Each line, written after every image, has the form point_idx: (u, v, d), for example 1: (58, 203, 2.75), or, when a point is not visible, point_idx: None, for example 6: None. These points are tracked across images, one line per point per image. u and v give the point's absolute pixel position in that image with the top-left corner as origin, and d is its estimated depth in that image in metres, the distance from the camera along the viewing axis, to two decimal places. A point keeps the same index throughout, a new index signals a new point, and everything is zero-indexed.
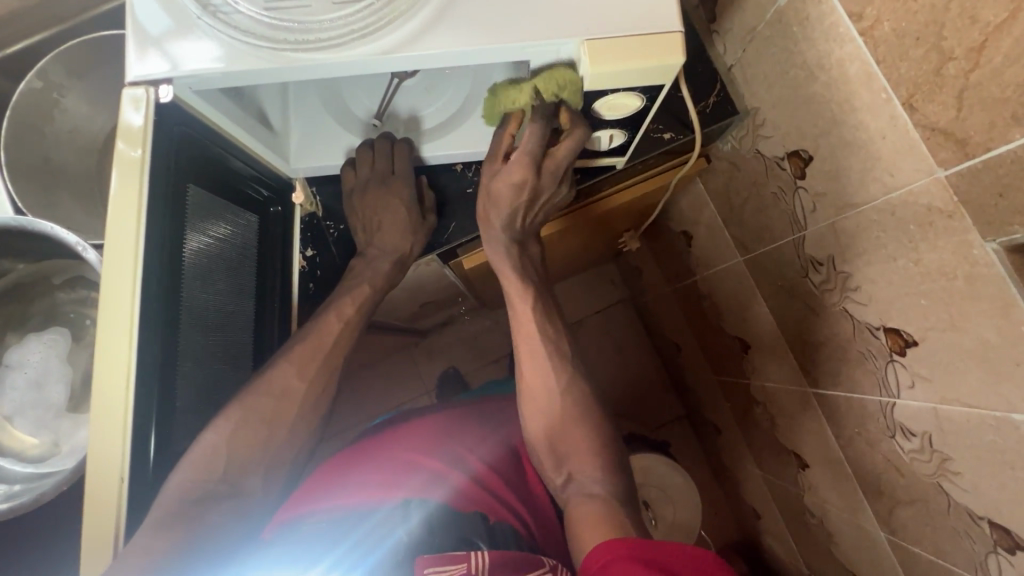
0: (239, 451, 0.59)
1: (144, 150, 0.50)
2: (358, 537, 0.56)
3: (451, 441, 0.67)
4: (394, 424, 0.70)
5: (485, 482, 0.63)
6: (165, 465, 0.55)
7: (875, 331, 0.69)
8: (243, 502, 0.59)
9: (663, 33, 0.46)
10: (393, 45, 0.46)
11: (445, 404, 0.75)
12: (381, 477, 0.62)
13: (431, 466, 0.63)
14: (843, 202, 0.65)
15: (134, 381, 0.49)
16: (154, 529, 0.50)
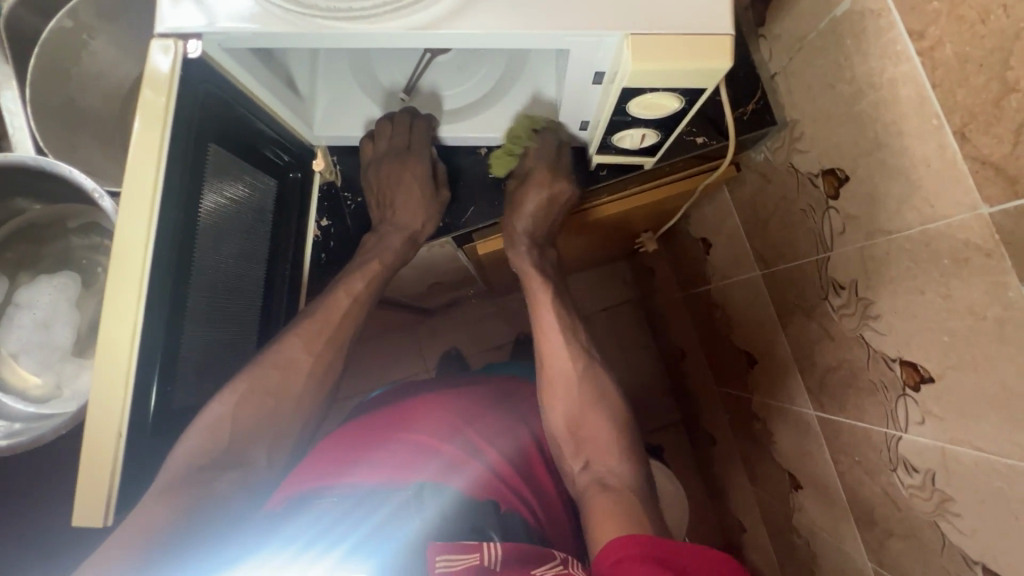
0: (236, 424, 0.59)
1: (168, 98, 0.48)
2: (373, 525, 0.52)
3: (469, 427, 0.66)
4: (400, 406, 0.70)
5: (504, 474, 0.62)
6: (162, 419, 0.54)
7: (890, 363, 0.67)
8: (249, 471, 0.60)
9: (711, 37, 0.43)
10: (430, 21, 0.44)
11: (468, 383, 0.75)
12: (395, 460, 0.61)
13: (450, 451, 0.62)
14: (874, 228, 0.63)
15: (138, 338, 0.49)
16: (154, 505, 0.52)
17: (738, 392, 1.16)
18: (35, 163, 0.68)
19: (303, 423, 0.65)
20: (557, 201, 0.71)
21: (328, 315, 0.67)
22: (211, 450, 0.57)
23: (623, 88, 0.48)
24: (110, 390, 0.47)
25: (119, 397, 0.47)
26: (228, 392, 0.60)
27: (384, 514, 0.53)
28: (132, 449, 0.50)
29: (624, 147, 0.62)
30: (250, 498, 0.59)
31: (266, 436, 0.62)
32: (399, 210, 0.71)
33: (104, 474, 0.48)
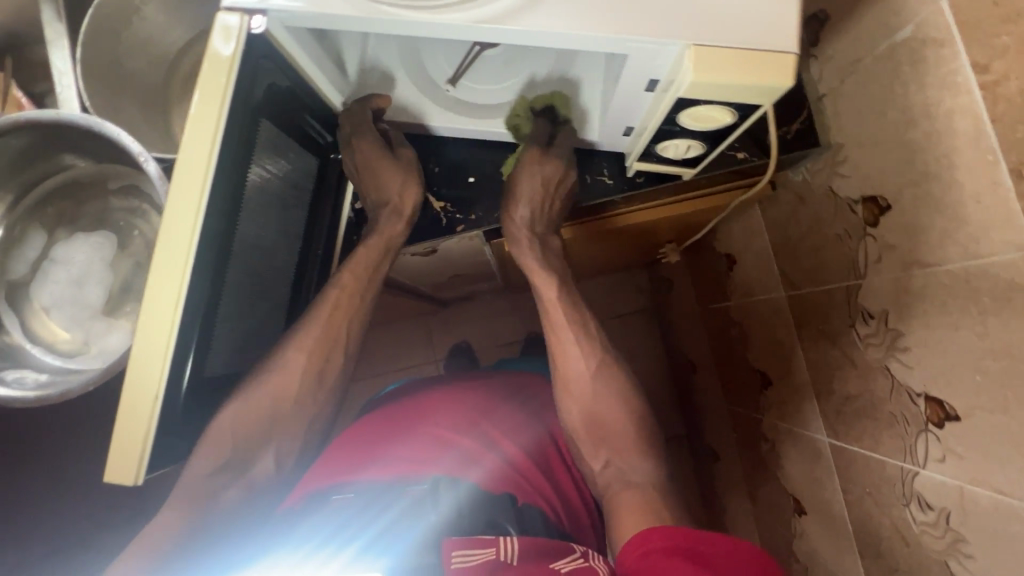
0: (242, 432, 0.58)
1: (233, 61, 0.47)
2: (384, 524, 0.51)
3: (484, 420, 0.67)
4: (408, 404, 0.70)
5: (519, 465, 0.63)
6: (202, 384, 0.51)
7: (915, 397, 0.66)
8: (262, 474, 0.60)
9: (777, 54, 0.43)
10: (496, 15, 0.44)
11: (478, 375, 0.76)
12: (411, 457, 0.61)
13: (466, 445, 0.63)
14: (913, 260, 0.62)
15: (195, 299, 0.46)
16: (173, 514, 0.55)
17: (749, 412, 1.15)
18: (85, 121, 0.62)
19: (314, 419, 0.64)
20: (554, 184, 0.69)
21: (354, 297, 0.67)
22: (220, 456, 0.57)
23: (677, 98, 0.48)
24: (145, 358, 0.44)
25: (156, 366, 0.44)
26: (240, 399, 0.59)
27: (397, 511, 0.53)
28: (179, 417, 0.48)
29: (667, 156, 0.62)
30: (261, 503, 0.59)
31: (275, 438, 0.61)
32: (380, 190, 0.69)
33: (134, 455, 0.44)
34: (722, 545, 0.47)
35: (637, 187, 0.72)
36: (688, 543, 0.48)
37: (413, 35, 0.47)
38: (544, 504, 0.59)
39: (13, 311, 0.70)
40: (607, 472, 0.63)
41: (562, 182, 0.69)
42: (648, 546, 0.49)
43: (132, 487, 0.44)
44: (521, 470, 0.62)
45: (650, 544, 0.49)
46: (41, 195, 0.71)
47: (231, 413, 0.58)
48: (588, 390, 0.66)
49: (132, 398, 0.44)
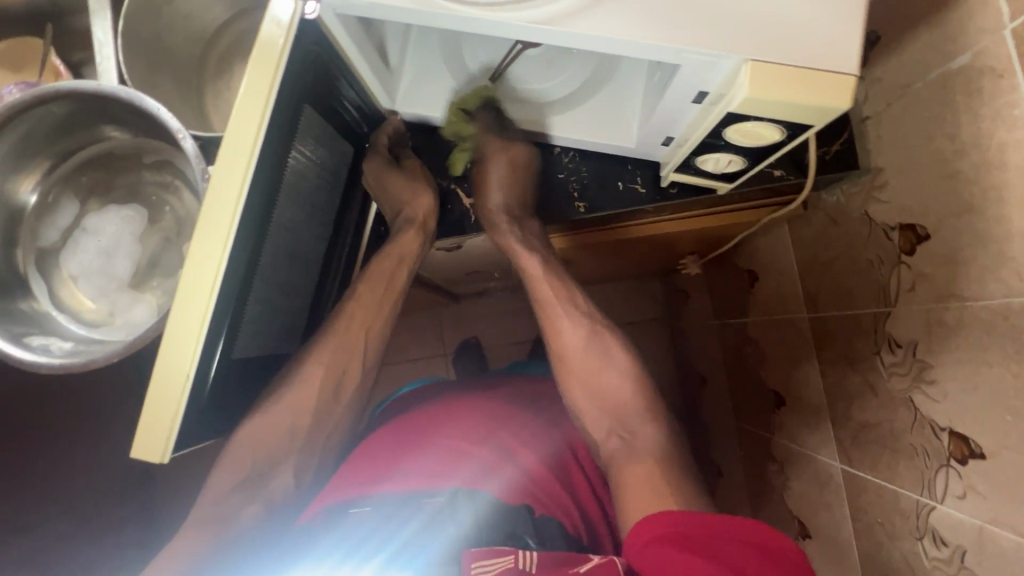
0: (261, 449, 0.59)
1: (285, 46, 0.46)
2: (402, 540, 0.55)
3: (499, 429, 0.67)
4: (417, 413, 0.70)
5: (536, 474, 0.63)
6: (236, 363, 0.51)
7: (938, 431, 0.65)
8: (279, 489, 0.61)
9: (836, 75, 0.42)
10: (553, 16, 0.43)
11: (490, 382, 0.77)
12: (426, 468, 0.62)
13: (481, 457, 0.63)
14: (949, 292, 0.61)
15: (231, 282, 0.46)
16: (192, 536, 0.56)
17: (758, 431, 1.14)
18: (127, 95, 0.61)
19: (333, 430, 0.66)
20: (519, 165, 0.69)
21: (382, 282, 0.68)
22: (240, 472, 0.58)
23: (727, 112, 0.47)
24: (181, 333, 0.44)
25: (190, 344, 0.44)
26: (259, 416, 0.59)
27: (414, 526, 0.56)
28: (210, 397, 0.49)
29: (706, 169, 0.61)
30: (279, 519, 0.60)
31: (295, 451, 0.62)
32: (408, 202, 0.69)
33: (162, 432, 0.44)
34: (731, 527, 0.47)
35: (670, 197, 0.71)
36: (696, 529, 0.48)
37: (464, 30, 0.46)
38: (562, 518, 0.59)
39: (42, 277, 0.71)
40: (612, 445, 0.63)
41: (525, 165, 0.69)
42: (659, 536, 0.48)
43: (159, 463, 0.45)
44: (536, 482, 0.62)
45: (659, 530, 0.48)
46: (78, 163, 0.72)
47: (250, 428, 0.59)
48: (585, 354, 0.68)
49: (165, 376, 0.44)
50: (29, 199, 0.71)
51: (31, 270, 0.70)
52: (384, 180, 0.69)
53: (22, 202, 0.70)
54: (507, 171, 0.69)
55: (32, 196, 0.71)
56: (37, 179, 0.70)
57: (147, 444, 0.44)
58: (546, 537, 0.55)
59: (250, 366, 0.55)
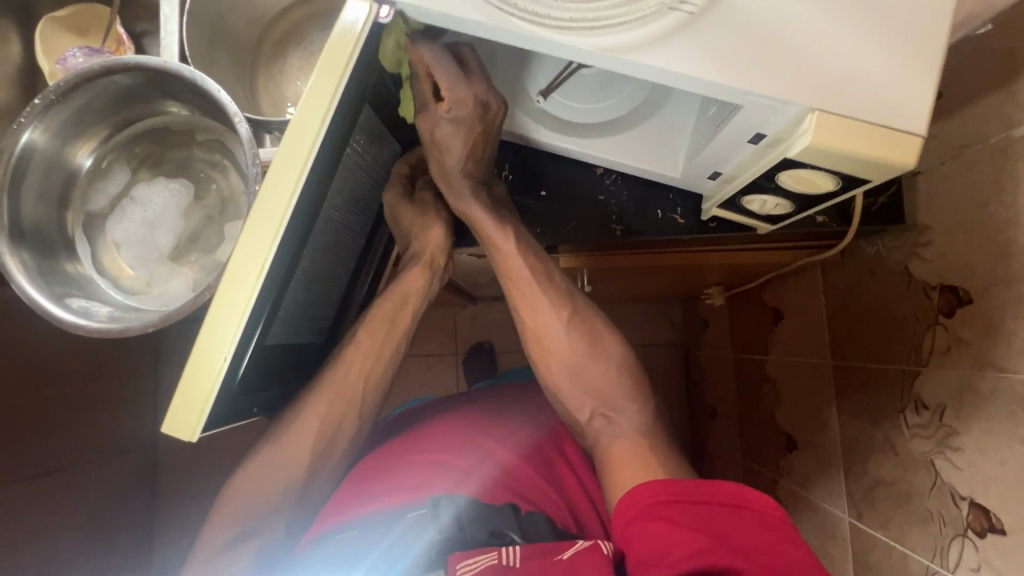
0: (249, 505, 0.58)
1: (356, 48, 0.46)
2: (377, 557, 0.57)
3: (476, 437, 0.71)
4: (408, 431, 0.74)
5: (515, 472, 0.66)
6: (271, 349, 0.53)
7: (957, 500, 0.64)
8: (269, 540, 0.59)
9: (903, 135, 0.41)
10: (624, 46, 0.43)
11: (465, 397, 0.80)
12: (408, 483, 0.65)
13: (460, 465, 0.67)
14: (986, 360, 0.60)
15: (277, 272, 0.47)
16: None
17: (764, 471, 1.13)
18: (191, 75, 0.62)
19: (330, 471, 0.64)
20: (486, 125, 0.59)
21: (394, 308, 0.66)
22: (228, 530, 0.58)
23: (784, 157, 0.47)
24: (225, 318, 0.45)
25: (232, 327, 0.45)
26: (250, 464, 0.60)
27: (397, 533, 0.59)
28: (244, 382, 0.50)
29: (750, 209, 0.61)
30: (273, 563, 0.60)
31: (283, 510, 0.60)
32: (417, 238, 0.68)
33: (194, 411, 0.45)
34: (707, 488, 0.48)
35: (708, 231, 0.71)
36: (674, 493, 0.48)
37: (532, 49, 0.46)
38: (545, 510, 0.62)
39: (87, 240, 0.73)
40: (596, 426, 0.64)
41: (486, 111, 0.57)
42: (654, 502, 0.48)
43: (191, 442, 0.46)
44: (513, 478, 0.65)
45: (639, 505, 0.49)
46: (135, 132, 0.73)
47: (238, 481, 0.60)
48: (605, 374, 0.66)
49: (203, 357, 0.45)
50: (84, 163, 0.72)
51: (78, 232, 0.72)
52: (396, 212, 0.67)
53: (77, 166, 0.72)
54: (460, 141, 0.60)
55: (88, 160, 0.72)
56: (95, 144, 0.72)
57: (179, 422, 0.45)
58: (533, 531, 0.56)
59: (284, 352, 0.56)
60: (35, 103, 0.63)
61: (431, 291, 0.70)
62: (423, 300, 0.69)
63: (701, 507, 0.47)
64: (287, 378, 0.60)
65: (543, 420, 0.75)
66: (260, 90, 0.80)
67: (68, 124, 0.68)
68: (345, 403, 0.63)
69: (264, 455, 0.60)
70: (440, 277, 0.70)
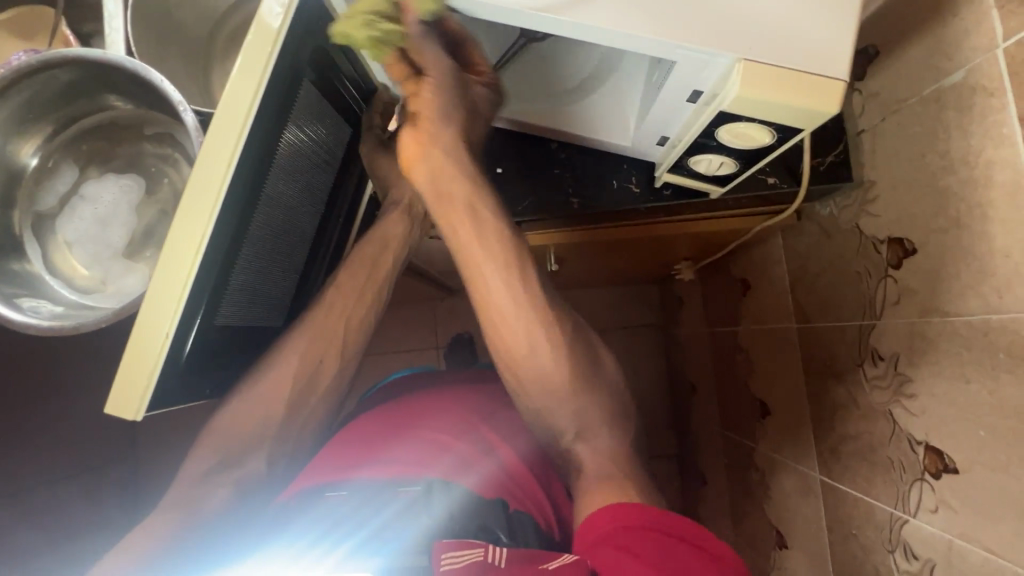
0: (238, 433, 0.60)
1: (283, 25, 0.46)
2: (370, 531, 0.56)
3: (483, 425, 0.69)
4: (408, 403, 0.72)
5: (514, 472, 0.64)
6: (223, 332, 0.52)
7: (915, 445, 0.66)
8: (246, 478, 0.60)
9: (825, 79, 0.43)
10: (550, 5, 0.43)
11: (472, 377, 0.78)
12: (408, 457, 0.63)
13: (461, 451, 0.65)
14: (930, 306, 0.62)
15: (217, 251, 0.47)
16: (163, 517, 0.57)
17: (742, 439, 1.15)
18: (131, 65, 0.61)
19: (304, 429, 0.64)
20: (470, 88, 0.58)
21: (375, 255, 0.68)
22: (215, 454, 0.59)
23: (719, 112, 0.47)
24: (164, 296, 0.44)
25: (171, 307, 0.44)
26: (244, 398, 0.60)
27: (392, 510, 0.57)
28: (191, 365, 0.49)
29: (698, 170, 0.61)
30: (250, 503, 0.60)
31: (265, 443, 0.61)
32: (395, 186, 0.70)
33: (139, 390, 0.45)
34: (669, 523, 0.50)
35: (662, 199, 0.72)
36: (638, 521, 0.50)
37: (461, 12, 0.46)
38: (531, 511, 0.59)
39: (37, 240, 0.71)
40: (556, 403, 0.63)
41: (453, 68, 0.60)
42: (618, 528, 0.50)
43: (134, 422, 0.45)
44: (513, 478, 0.63)
45: (597, 527, 0.51)
46: (81, 130, 0.72)
47: (231, 413, 0.60)
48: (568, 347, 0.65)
49: (144, 337, 0.44)
50: (30, 162, 0.71)
51: (27, 233, 0.71)
52: None
53: (23, 165, 0.71)
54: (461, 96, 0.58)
55: (33, 159, 0.71)
56: (40, 142, 0.70)
57: (122, 402, 0.45)
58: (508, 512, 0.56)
59: (236, 332, 0.55)
60: None
61: (411, 239, 0.71)
62: (405, 246, 0.70)
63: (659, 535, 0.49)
64: (240, 361, 0.59)
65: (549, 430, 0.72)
66: (214, 84, 0.78)
67: (10, 122, 0.66)
68: (309, 371, 0.63)
69: (248, 394, 0.60)
70: (421, 228, 0.72)
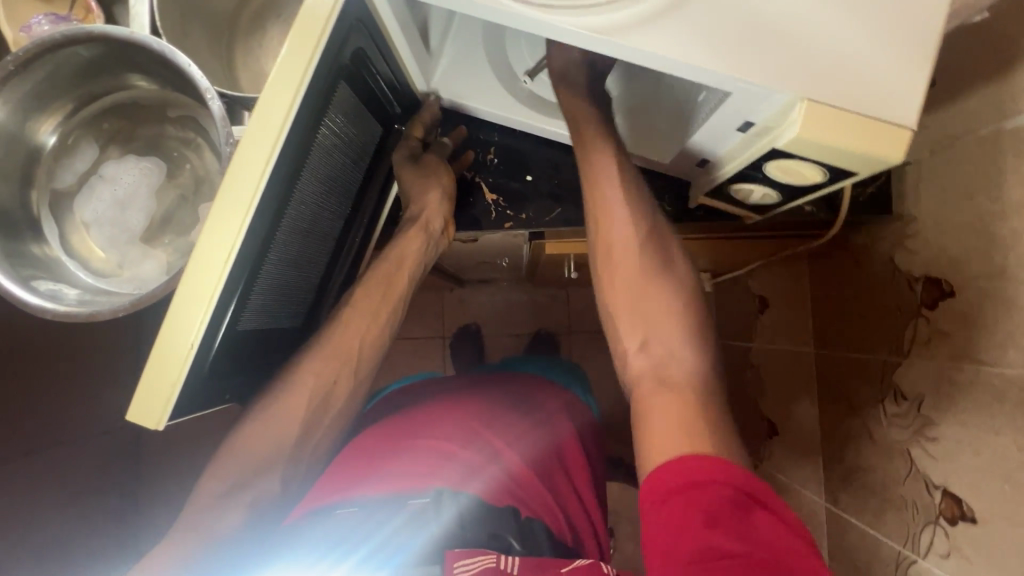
0: (256, 453, 0.58)
1: (324, 29, 0.44)
2: (375, 546, 0.54)
3: (488, 429, 0.68)
4: (414, 414, 0.71)
5: (519, 477, 0.63)
6: (244, 338, 0.51)
7: (932, 488, 0.65)
8: (261, 501, 0.59)
9: (891, 126, 0.40)
10: (604, 26, 0.41)
11: (478, 381, 0.78)
12: (416, 467, 0.62)
13: (465, 458, 0.64)
14: (963, 352, 0.60)
15: (245, 259, 0.45)
16: (180, 540, 0.56)
17: None
18: (158, 47, 0.59)
19: (319, 444, 0.63)
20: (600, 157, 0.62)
21: (390, 272, 0.66)
22: (226, 480, 0.58)
23: (772, 147, 0.45)
24: (187, 304, 0.43)
25: (197, 317, 0.43)
26: (259, 420, 0.59)
27: (397, 523, 0.56)
28: (212, 372, 0.48)
29: (738, 197, 0.59)
30: (263, 523, 0.59)
31: (280, 463, 0.60)
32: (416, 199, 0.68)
33: (160, 399, 0.44)
34: (741, 474, 0.42)
35: (695, 219, 0.70)
36: (714, 475, 0.42)
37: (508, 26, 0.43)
38: (545, 519, 0.60)
39: (54, 220, 0.70)
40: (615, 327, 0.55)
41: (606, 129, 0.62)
42: (682, 483, 0.42)
43: (156, 431, 0.44)
44: (519, 482, 0.63)
45: (675, 481, 0.42)
46: (101, 108, 0.70)
47: (251, 431, 0.59)
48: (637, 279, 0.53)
49: (167, 344, 0.43)
50: (48, 140, 0.69)
51: (43, 211, 0.69)
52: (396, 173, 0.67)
53: (41, 143, 0.69)
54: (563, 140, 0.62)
55: (51, 137, 0.69)
56: (59, 120, 0.68)
57: (141, 411, 0.44)
58: (531, 540, 0.56)
59: (257, 337, 0.54)
60: None
61: (429, 256, 0.69)
62: (421, 265, 0.69)
63: (735, 496, 0.41)
64: (260, 365, 0.58)
65: (564, 432, 0.70)
66: (238, 67, 0.75)
67: (28, 98, 0.64)
68: (323, 391, 0.61)
69: (263, 408, 0.59)
70: (439, 243, 0.70)
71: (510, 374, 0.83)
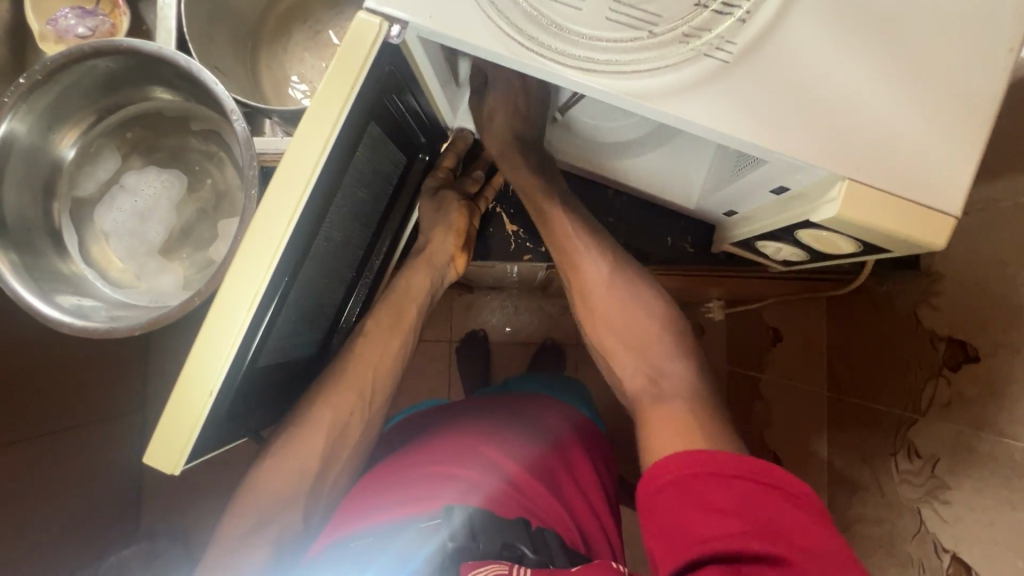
0: (276, 492, 0.58)
1: (360, 77, 0.43)
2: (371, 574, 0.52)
3: (486, 446, 0.67)
4: (421, 442, 0.71)
5: (518, 484, 0.62)
6: (263, 374, 0.51)
7: (940, 551, 0.64)
8: (285, 537, 0.59)
9: (934, 212, 0.39)
10: (646, 91, 0.39)
11: (477, 404, 0.78)
12: (417, 491, 0.60)
13: (465, 474, 0.62)
14: (985, 422, 0.59)
15: (270, 302, 0.45)
16: None
17: None
18: (184, 64, 0.57)
19: (335, 479, 0.63)
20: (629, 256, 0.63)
21: (401, 303, 0.66)
22: (249, 517, 0.58)
23: (806, 219, 0.44)
24: (207, 349, 0.43)
25: (217, 364, 0.43)
26: (277, 457, 0.59)
27: (405, 540, 0.54)
28: (231, 410, 0.48)
29: (764, 251, 0.58)
30: (283, 562, 0.58)
31: (299, 501, 0.60)
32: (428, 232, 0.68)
33: (178, 441, 0.44)
34: (732, 461, 0.42)
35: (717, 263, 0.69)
36: (701, 466, 0.43)
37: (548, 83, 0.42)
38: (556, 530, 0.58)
39: (74, 228, 0.69)
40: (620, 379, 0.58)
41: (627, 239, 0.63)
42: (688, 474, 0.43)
43: (172, 475, 0.45)
44: (521, 490, 0.61)
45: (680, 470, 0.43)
46: (124, 118, 0.69)
47: (270, 468, 0.59)
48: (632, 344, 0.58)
49: (186, 387, 0.43)
50: (67, 153, 0.68)
51: (64, 220, 0.69)
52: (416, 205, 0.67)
53: (62, 154, 0.68)
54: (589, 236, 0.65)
55: (71, 150, 0.68)
56: (81, 130, 0.68)
57: (160, 454, 0.44)
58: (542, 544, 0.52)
59: (274, 371, 0.54)
60: (18, 82, 0.58)
61: (436, 287, 0.69)
62: (427, 297, 0.69)
63: (730, 480, 0.41)
64: (275, 394, 0.59)
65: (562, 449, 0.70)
66: (262, 77, 0.74)
67: (52, 110, 0.63)
68: (338, 426, 0.61)
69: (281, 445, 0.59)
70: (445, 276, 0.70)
71: (507, 395, 0.82)
